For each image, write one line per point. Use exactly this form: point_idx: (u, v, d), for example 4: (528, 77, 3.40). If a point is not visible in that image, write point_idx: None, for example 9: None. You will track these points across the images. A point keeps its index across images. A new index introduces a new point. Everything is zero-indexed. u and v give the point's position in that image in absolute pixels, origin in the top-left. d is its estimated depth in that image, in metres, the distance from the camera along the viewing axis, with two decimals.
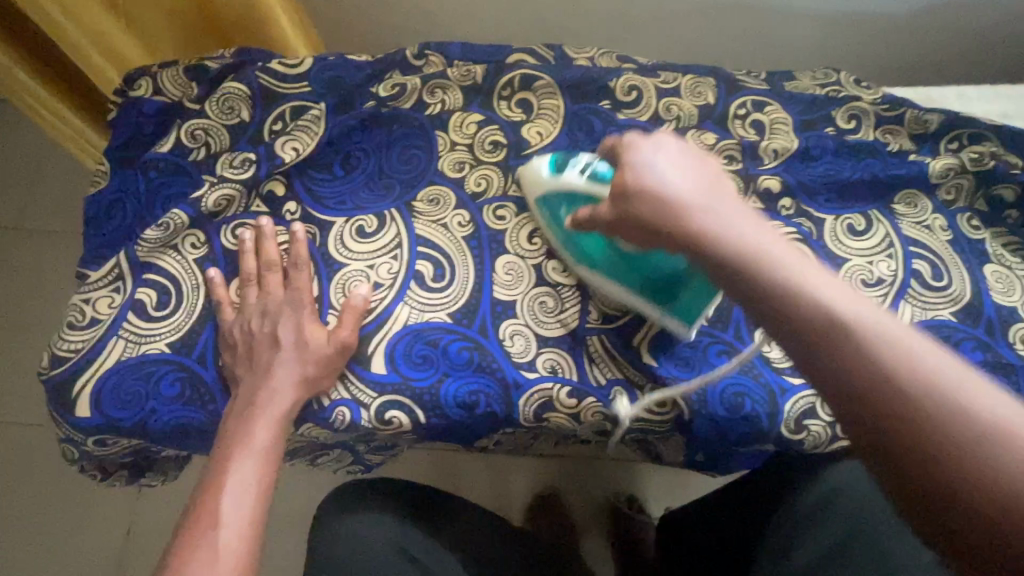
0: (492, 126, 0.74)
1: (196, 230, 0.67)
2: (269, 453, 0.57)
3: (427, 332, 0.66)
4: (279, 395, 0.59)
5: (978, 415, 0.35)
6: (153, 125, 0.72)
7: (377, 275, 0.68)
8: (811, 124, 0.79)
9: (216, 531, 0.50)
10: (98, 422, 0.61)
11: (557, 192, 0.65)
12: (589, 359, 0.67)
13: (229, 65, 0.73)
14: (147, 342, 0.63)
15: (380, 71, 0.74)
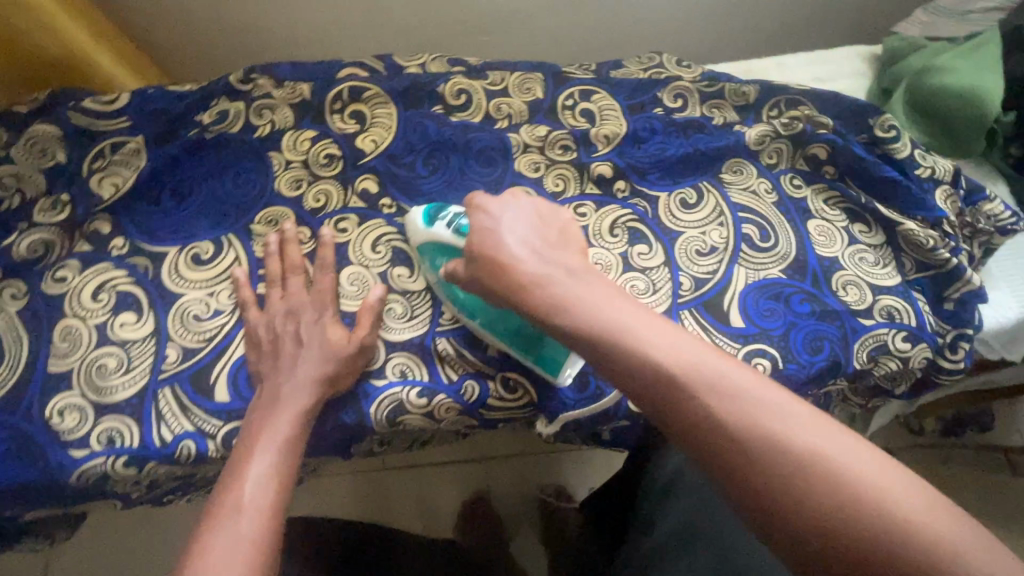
0: (326, 140, 0.75)
1: (15, 282, 0.65)
2: (286, 448, 0.56)
3: None
4: (297, 395, 0.59)
5: (792, 447, 0.41)
6: None
7: (217, 301, 0.67)
8: (638, 107, 0.83)
9: (238, 519, 0.49)
10: None
11: (431, 244, 0.67)
12: (440, 358, 0.66)
13: (41, 109, 0.71)
14: None
15: (204, 98, 0.74)
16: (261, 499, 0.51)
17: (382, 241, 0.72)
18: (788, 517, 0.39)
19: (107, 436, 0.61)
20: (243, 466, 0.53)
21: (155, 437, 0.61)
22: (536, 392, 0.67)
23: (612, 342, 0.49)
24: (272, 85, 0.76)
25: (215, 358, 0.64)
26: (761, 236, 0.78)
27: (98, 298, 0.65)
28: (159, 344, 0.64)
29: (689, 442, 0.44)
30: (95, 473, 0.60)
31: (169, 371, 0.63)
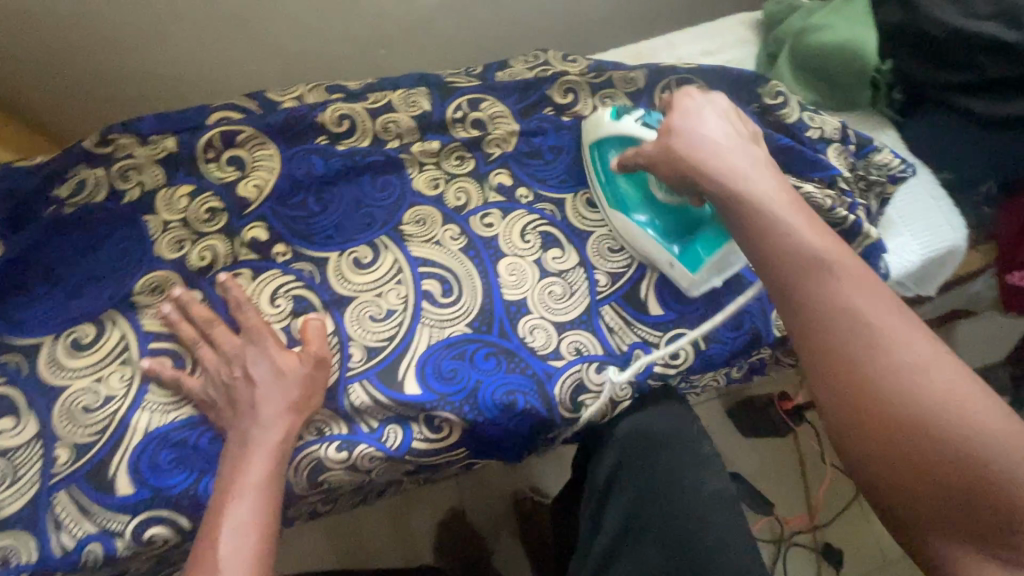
0: (205, 194, 0.70)
1: None
2: (265, 483, 0.56)
3: (174, 433, 0.61)
4: (270, 433, 0.59)
5: (904, 369, 0.45)
6: None
7: (107, 387, 0.62)
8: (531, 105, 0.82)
9: (217, 572, 0.50)
10: None
11: (615, 137, 0.74)
12: (352, 409, 0.65)
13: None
14: None
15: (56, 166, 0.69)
16: (241, 545, 0.52)
17: (281, 293, 0.68)
18: (896, 427, 0.44)
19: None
20: (224, 505, 0.54)
21: (54, 545, 0.56)
22: (456, 425, 0.66)
23: (787, 223, 0.55)
24: (133, 142, 0.71)
25: (112, 449, 0.60)
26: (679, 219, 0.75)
27: None
28: (46, 445, 0.59)
29: (807, 339, 0.50)
30: None
31: (61, 472, 0.59)
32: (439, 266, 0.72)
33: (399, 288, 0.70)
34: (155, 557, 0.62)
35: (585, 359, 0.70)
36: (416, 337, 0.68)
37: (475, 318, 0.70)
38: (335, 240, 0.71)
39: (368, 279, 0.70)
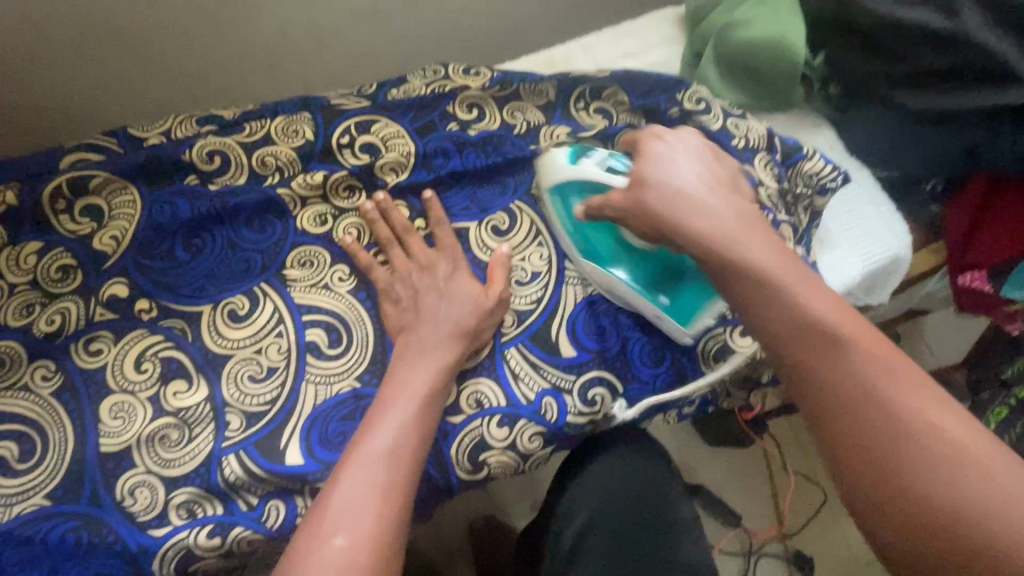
0: (344, 173, 0.67)
1: (36, 361, 0.59)
2: (422, 405, 0.55)
3: (340, 406, 0.60)
4: (439, 347, 0.58)
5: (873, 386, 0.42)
6: None
7: (267, 359, 0.61)
8: (660, 81, 0.73)
9: (339, 502, 0.48)
10: None
11: (575, 182, 0.63)
12: (513, 376, 0.61)
13: (10, 177, 0.63)
14: (18, 501, 0.54)
15: (191, 140, 0.66)
16: (397, 449, 0.52)
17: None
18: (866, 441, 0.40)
19: (186, 508, 0.56)
20: (365, 435, 0.52)
21: (241, 501, 0.57)
22: (612, 397, 0.62)
23: None
24: (266, 121, 0.69)
25: (288, 413, 0.60)
26: (833, 175, 0.69)
27: (141, 367, 0.60)
28: (218, 411, 0.59)
29: None
30: (179, 550, 0.54)
31: (235, 438, 0.58)
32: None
33: (541, 250, 0.67)
34: None
35: (730, 323, 0.66)
36: (562, 297, 0.65)
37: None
38: (472, 210, 0.69)
39: (511, 242, 0.67)
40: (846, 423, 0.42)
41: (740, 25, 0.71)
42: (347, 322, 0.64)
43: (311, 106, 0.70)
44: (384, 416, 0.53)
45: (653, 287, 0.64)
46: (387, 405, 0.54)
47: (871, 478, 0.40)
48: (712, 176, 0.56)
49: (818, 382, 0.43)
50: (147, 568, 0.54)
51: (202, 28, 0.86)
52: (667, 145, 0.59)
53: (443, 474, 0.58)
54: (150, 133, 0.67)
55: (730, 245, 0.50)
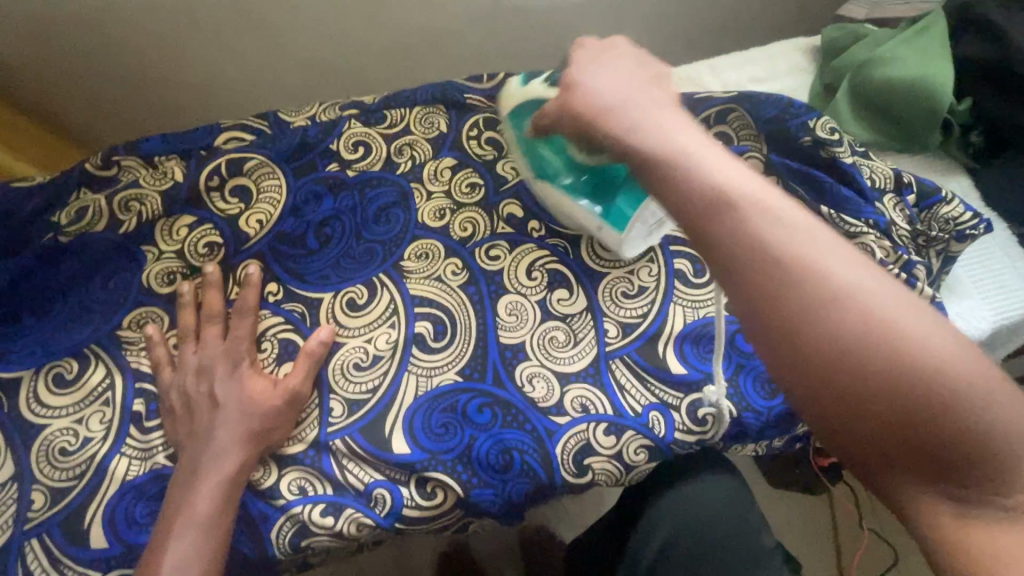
0: (466, 168, 0.70)
1: (172, 328, 0.62)
2: (214, 525, 0.51)
3: (442, 397, 0.59)
4: (222, 458, 0.53)
5: (827, 290, 0.34)
6: (47, 215, 0.64)
7: (376, 348, 0.61)
8: (790, 106, 0.68)
9: None
10: (113, 553, 0.53)
11: (524, 103, 0.64)
12: (620, 387, 0.61)
13: (171, 151, 0.68)
14: (152, 455, 0.57)
15: (337, 128, 0.70)
16: None
17: (537, 266, 0.65)
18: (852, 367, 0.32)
19: (298, 485, 0.56)
20: (152, 561, 0.49)
21: (353, 488, 0.56)
22: (722, 416, 0.61)
23: None
24: (406, 110, 0.73)
25: (389, 402, 0.59)
26: (974, 222, 0.64)
27: (263, 346, 0.62)
28: (322, 397, 0.59)
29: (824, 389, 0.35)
30: (297, 522, 0.54)
31: (338, 424, 0.57)
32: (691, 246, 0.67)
33: (650, 265, 0.66)
34: (304, 560, 0.58)
35: None
36: (670, 314, 0.64)
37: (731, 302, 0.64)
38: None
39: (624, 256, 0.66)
40: (837, 353, 0.33)
41: (879, 63, 0.69)
42: (455, 317, 0.63)
43: (448, 96, 0.74)
44: (167, 552, 0.49)
45: (593, 194, 0.64)
46: (164, 542, 0.49)
47: (854, 401, 0.32)
48: (642, 82, 0.49)
49: (778, 272, 0.35)
50: (265, 537, 0.54)
51: (337, 25, 0.91)
52: (597, 54, 0.51)
53: (548, 472, 0.58)
54: (297, 117, 0.72)
55: (669, 155, 0.41)
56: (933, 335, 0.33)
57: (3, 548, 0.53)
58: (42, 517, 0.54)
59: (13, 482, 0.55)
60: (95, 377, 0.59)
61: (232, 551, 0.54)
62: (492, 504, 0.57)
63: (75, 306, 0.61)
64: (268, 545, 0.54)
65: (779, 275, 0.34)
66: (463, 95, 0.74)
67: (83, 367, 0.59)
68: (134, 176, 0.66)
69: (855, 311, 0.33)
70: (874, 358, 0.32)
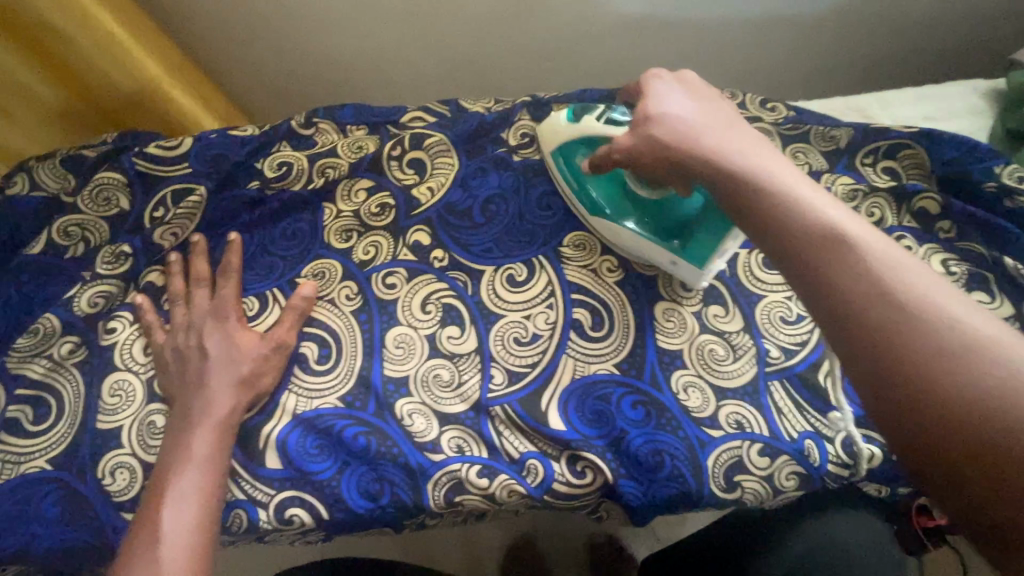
0: None
1: (346, 281, 0.64)
2: (213, 461, 0.52)
3: (598, 385, 0.60)
4: (214, 402, 0.55)
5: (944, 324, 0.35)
6: (251, 165, 0.70)
7: (534, 326, 0.62)
8: (973, 150, 0.67)
9: (156, 548, 0.47)
10: (285, 476, 0.57)
11: (575, 141, 0.65)
12: (777, 410, 0.60)
13: (362, 122, 0.74)
14: (316, 398, 0.59)
15: (511, 120, 0.74)
16: (182, 518, 0.49)
17: None
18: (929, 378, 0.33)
19: (456, 443, 0.58)
20: (163, 487, 0.50)
21: (508, 452, 0.58)
22: (878, 454, 0.58)
23: None
24: (573, 107, 0.75)
25: (546, 381, 0.60)
26: None
27: (428, 309, 0.63)
28: (484, 362, 0.60)
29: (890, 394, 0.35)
30: (454, 478, 0.57)
31: (499, 391, 0.59)
32: None
33: None
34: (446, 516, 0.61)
35: None
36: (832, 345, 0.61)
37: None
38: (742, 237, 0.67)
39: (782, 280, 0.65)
40: (899, 360, 0.35)
41: None
42: (612, 309, 0.64)
43: (616, 100, 0.76)
44: (176, 480, 0.51)
45: (665, 231, 0.63)
46: (169, 473, 0.51)
47: (914, 409, 0.34)
48: (724, 114, 0.52)
49: (858, 307, 0.37)
50: (423, 488, 0.57)
51: None
52: (664, 82, 0.55)
53: (697, 481, 0.57)
54: (475, 105, 0.77)
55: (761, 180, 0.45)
56: None
57: None
58: None
59: None
60: (272, 314, 0.62)
61: (390, 495, 0.57)
62: (634, 501, 0.58)
63: (262, 247, 0.66)
64: (424, 494, 0.57)
65: (875, 316, 0.36)
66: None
67: (263, 307, 0.63)
68: (331, 143, 0.72)
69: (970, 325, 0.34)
70: (940, 380, 0.33)
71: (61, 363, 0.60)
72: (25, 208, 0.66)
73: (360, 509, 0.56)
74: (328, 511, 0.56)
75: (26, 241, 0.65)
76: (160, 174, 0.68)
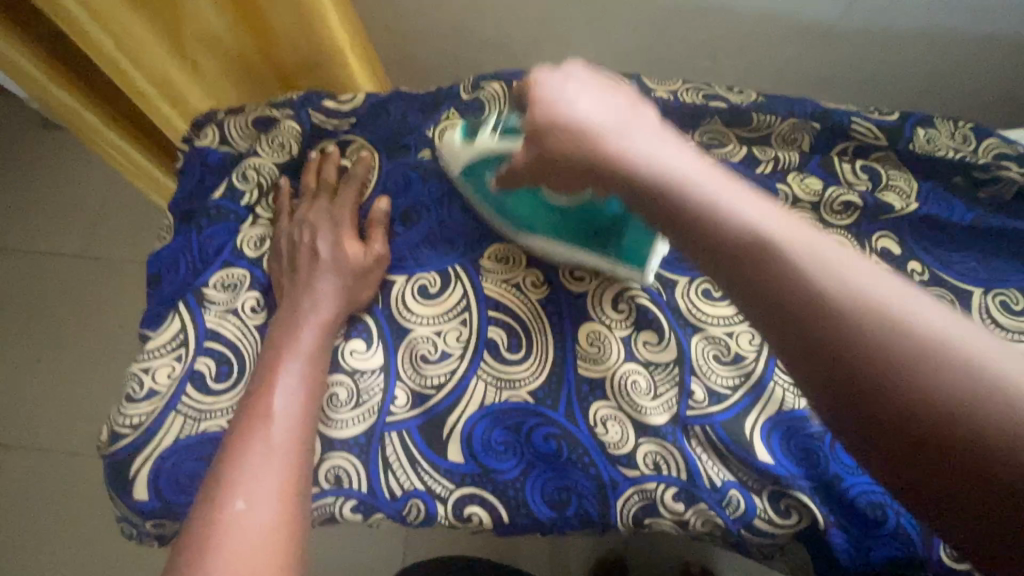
0: (839, 187, 0.62)
1: (533, 269, 0.60)
2: (311, 374, 0.52)
3: (810, 423, 0.54)
4: (321, 302, 0.56)
5: (844, 292, 0.34)
6: (422, 132, 0.66)
7: (736, 346, 0.57)
8: None
9: (265, 432, 0.47)
10: (468, 470, 0.54)
11: (477, 161, 0.57)
12: None
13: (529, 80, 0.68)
14: (506, 388, 0.56)
15: (698, 117, 0.66)
16: (291, 405, 0.50)
17: None
18: (833, 351, 0.33)
19: (653, 460, 0.53)
20: (274, 371, 0.51)
21: (707, 479, 0.53)
22: None
23: None
24: (776, 118, 0.65)
25: (751, 406, 0.55)
26: None
27: (620, 306, 0.59)
28: (684, 373, 0.56)
29: (816, 377, 0.34)
30: (645, 501, 0.52)
31: (700, 408, 0.55)
32: None
33: None
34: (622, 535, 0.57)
35: None
36: None
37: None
38: (979, 274, 0.59)
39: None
40: (819, 334, 0.34)
41: None
42: None
43: (832, 119, 0.65)
44: (281, 371, 0.51)
45: (593, 239, 0.57)
46: (274, 363, 0.52)
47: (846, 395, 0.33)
48: (625, 99, 0.46)
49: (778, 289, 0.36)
50: (612, 504, 0.53)
51: None
52: None
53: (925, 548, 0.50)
54: (659, 87, 0.68)
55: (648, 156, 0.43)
56: (935, 313, 0.33)
57: (370, 431, 0.55)
58: (398, 410, 0.56)
59: (381, 371, 0.57)
60: (454, 295, 0.59)
61: (575, 507, 0.53)
62: (846, 556, 0.51)
63: (436, 222, 0.62)
64: (612, 512, 0.53)
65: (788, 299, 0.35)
66: (848, 119, 0.65)
67: (445, 284, 0.59)
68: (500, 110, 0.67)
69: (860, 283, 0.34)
70: (855, 343, 0.32)
71: (246, 321, 0.58)
72: (214, 160, 0.66)
73: (543, 516, 0.53)
74: (510, 514, 0.53)
75: (210, 189, 0.65)
76: (328, 129, 0.67)
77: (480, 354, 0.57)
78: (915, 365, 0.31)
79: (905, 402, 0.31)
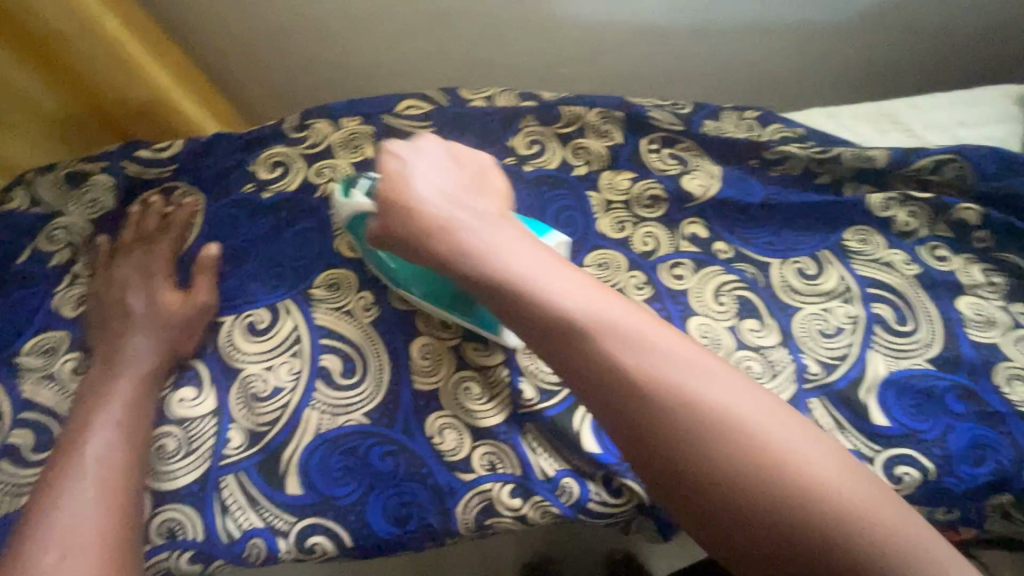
0: (647, 180, 0.67)
1: (364, 292, 0.61)
2: (130, 426, 0.52)
3: None
4: (138, 358, 0.56)
5: (729, 436, 0.41)
6: (247, 170, 0.66)
7: None
8: (1011, 162, 0.66)
9: (74, 493, 0.47)
10: (307, 501, 0.54)
11: (354, 218, 0.59)
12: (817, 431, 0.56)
13: (355, 112, 0.70)
14: (340, 414, 0.56)
15: (516, 126, 0.70)
16: (104, 459, 0.50)
17: (726, 291, 0.62)
18: (720, 484, 0.40)
19: (488, 460, 0.55)
20: (85, 432, 0.51)
21: (540, 469, 0.55)
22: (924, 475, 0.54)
23: None
24: (583, 110, 0.70)
25: (578, 398, 0.57)
26: None
27: (450, 318, 0.61)
28: (513, 374, 0.58)
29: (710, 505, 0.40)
30: (483, 501, 0.54)
31: (530, 405, 0.57)
32: (893, 291, 0.62)
33: (847, 306, 0.62)
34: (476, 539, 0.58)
35: None
36: (871, 361, 0.59)
37: (938, 353, 0.59)
38: (776, 245, 0.65)
39: (819, 290, 0.62)
40: (715, 479, 0.40)
41: None
42: None
43: (635, 114, 0.70)
44: (92, 431, 0.51)
45: (451, 301, 0.58)
46: (86, 424, 0.51)
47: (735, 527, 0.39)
48: (512, 233, 0.52)
49: (678, 438, 0.41)
50: (453, 510, 0.54)
51: None
52: (404, 160, 0.57)
53: None
54: (475, 96, 0.72)
55: (556, 301, 0.47)
56: (797, 442, 0.41)
57: (204, 477, 0.54)
58: (233, 453, 0.55)
59: (213, 416, 0.56)
60: (285, 328, 0.59)
61: (417, 520, 0.54)
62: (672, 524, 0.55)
63: (264, 259, 0.62)
64: (454, 519, 0.54)
65: (685, 442, 0.41)
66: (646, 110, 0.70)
67: (275, 319, 0.60)
68: (326, 140, 0.68)
69: (741, 419, 0.42)
70: (740, 477, 0.40)
71: (68, 383, 0.56)
72: (26, 223, 0.64)
73: (386, 534, 0.54)
74: (353, 538, 0.53)
75: (24, 251, 0.62)
76: (148, 179, 0.66)
77: (313, 385, 0.57)
78: (790, 493, 0.39)
79: (774, 527, 0.38)
